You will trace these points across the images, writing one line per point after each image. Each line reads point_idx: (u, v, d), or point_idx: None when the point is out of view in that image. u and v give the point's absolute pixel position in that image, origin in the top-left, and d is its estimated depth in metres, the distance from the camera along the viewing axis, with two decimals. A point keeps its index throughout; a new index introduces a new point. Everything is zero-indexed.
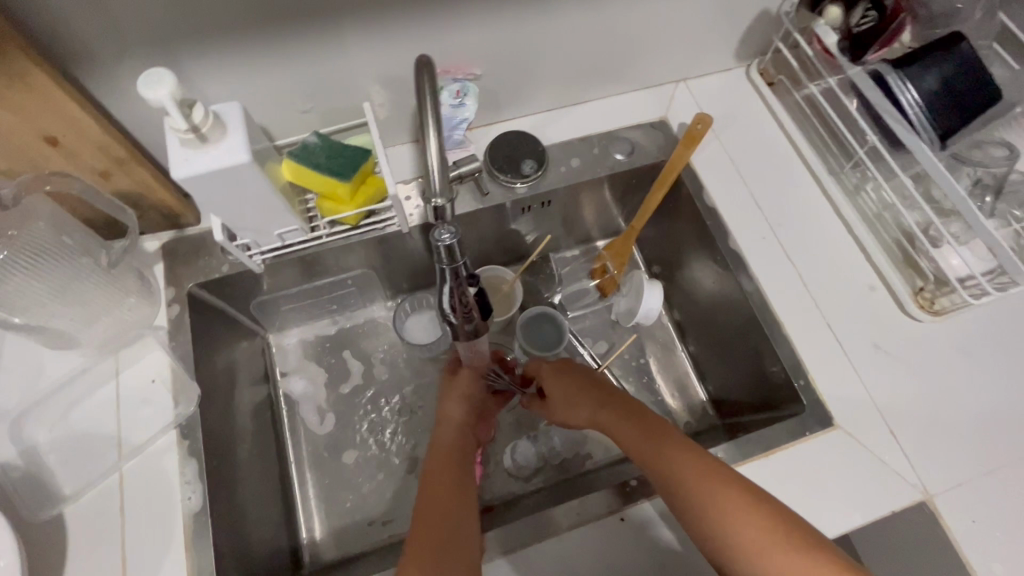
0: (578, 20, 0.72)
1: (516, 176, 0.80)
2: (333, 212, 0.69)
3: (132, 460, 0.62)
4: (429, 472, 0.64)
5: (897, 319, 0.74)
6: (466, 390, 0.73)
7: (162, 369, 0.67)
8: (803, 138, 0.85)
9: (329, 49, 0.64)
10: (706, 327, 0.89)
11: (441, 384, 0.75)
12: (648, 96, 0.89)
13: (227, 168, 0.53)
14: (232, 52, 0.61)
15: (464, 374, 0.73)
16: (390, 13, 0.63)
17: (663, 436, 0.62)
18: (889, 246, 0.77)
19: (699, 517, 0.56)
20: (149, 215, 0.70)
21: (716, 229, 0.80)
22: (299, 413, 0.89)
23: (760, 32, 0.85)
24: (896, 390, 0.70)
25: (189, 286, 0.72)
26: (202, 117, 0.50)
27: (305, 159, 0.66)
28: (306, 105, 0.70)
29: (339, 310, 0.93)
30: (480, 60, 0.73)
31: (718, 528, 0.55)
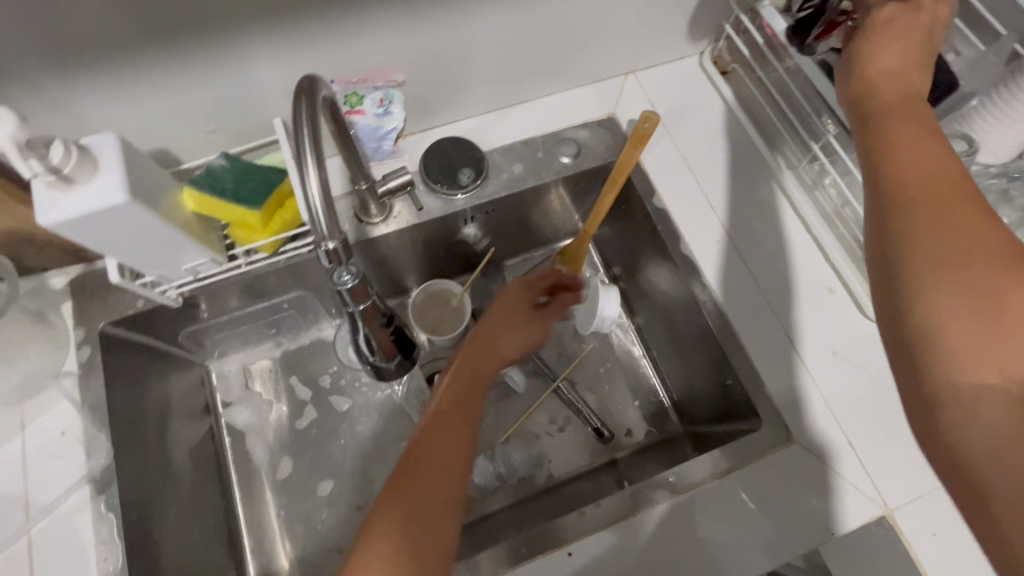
0: (506, 15, 0.66)
1: (454, 187, 0.75)
2: (248, 240, 0.64)
3: (41, 523, 0.58)
4: (436, 414, 0.66)
5: (857, 323, 0.71)
6: (526, 337, 0.78)
7: (72, 420, 0.62)
8: (759, 132, 0.80)
9: (226, 63, 0.58)
10: (666, 332, 0.84)
11: (514, 312, 0.78)
12: (594, 92, 0.83)
13: (103, 212, 0.47)
14: (112, 73, 0.54)
15: (540, 322, 0.79)
16: (289, 19, 0.56)
17: (997, 280, 0.39)
18: (849, 244, 0.73)
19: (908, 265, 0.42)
20: (48, 252, 0.64)
21: (668, 234, 0.76)
22: (245, 444, 0.84)
23: (709, 17, 0.79)
24: (856, 399, 0.67)
25: (101, 325, 0.66)
26: (63, 157, 0.45)
27: (209, 187, 0.60)
28: (211, 125, 0.64)
29: (281, 333, 0.88)
30: (403, 65, 0.67)
31: (914, 280, 0.41)
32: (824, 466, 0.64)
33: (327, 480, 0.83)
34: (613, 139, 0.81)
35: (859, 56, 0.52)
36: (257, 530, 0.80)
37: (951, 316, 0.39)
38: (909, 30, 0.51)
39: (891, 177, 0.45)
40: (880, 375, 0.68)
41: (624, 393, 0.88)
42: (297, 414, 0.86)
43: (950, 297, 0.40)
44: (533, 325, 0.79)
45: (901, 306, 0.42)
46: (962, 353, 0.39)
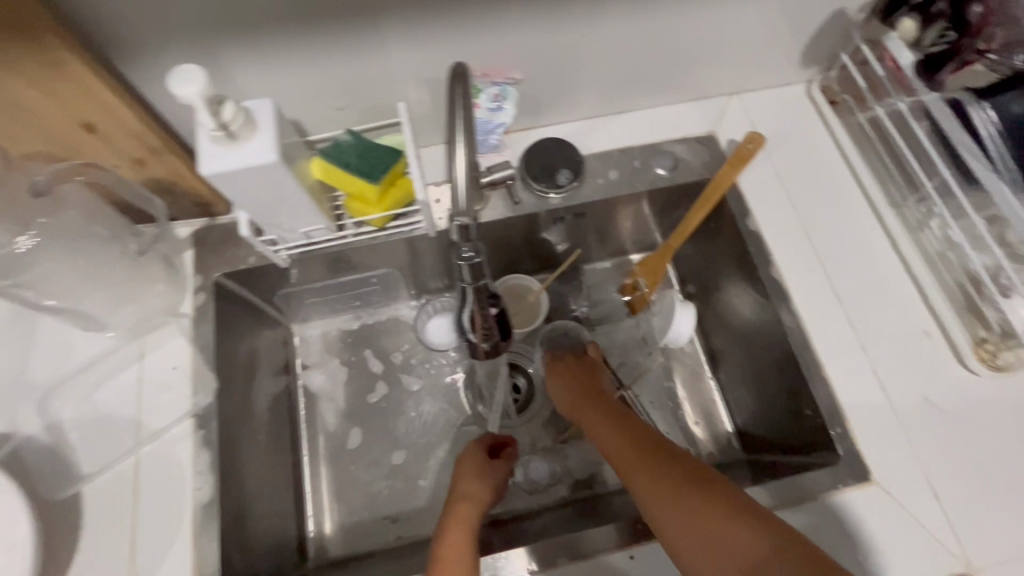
0: (628, 25, 0.68)
1: (550, 185, 0.77)
2: (361, 212, 0.68)
3: (148, 447, 0.63)
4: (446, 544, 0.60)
5: (952, 372, 0.68)
6: (491, 476, 0.70)
7: (183, 358, 0.67)
8: (864, 166, 0.78)
9: (368, 47, 0.63)
10: (740, 356, 0.83)
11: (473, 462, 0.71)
12: (696, 109, 0.84)
13: (255, 169, 0.52)
14: (270, 46, 0.60)
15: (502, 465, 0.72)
16: (431, 11, 0.60)
17: (678, 475, 0.57)
18: (951, 289, 0.70)
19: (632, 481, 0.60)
20: (182, 203, 0.70)
21: (759, 257, 0.75)
22: (316, 407, 0.89)
23: (826, 46, 0.78)
24: (943, 448, 0.65)
25: (216, 276, 0.71)
26: (231, 115, 0.50)
27: (335, 159, 0.65)
28: (341, 103, 0.69)
29: (362, 307, 0.93)
30: (522, 64, 0.70)
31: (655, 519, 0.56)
32: (904, 514, 0.62)
33: (387, 453, 0.86)
34: (710, 157, 0.82)
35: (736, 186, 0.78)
36: (318, 490, 0.84)
37: (675, 513, 0.54)
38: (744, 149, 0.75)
39: (617, 455, 0.64)
40: (973, 429, 0.65)
41: (687, 412, 0.88)
42: (368, 385, 0.90)
43: (678, 522, 0.54)
44: (497, 473, 0.71)
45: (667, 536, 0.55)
46: (725, 535, 0.51)
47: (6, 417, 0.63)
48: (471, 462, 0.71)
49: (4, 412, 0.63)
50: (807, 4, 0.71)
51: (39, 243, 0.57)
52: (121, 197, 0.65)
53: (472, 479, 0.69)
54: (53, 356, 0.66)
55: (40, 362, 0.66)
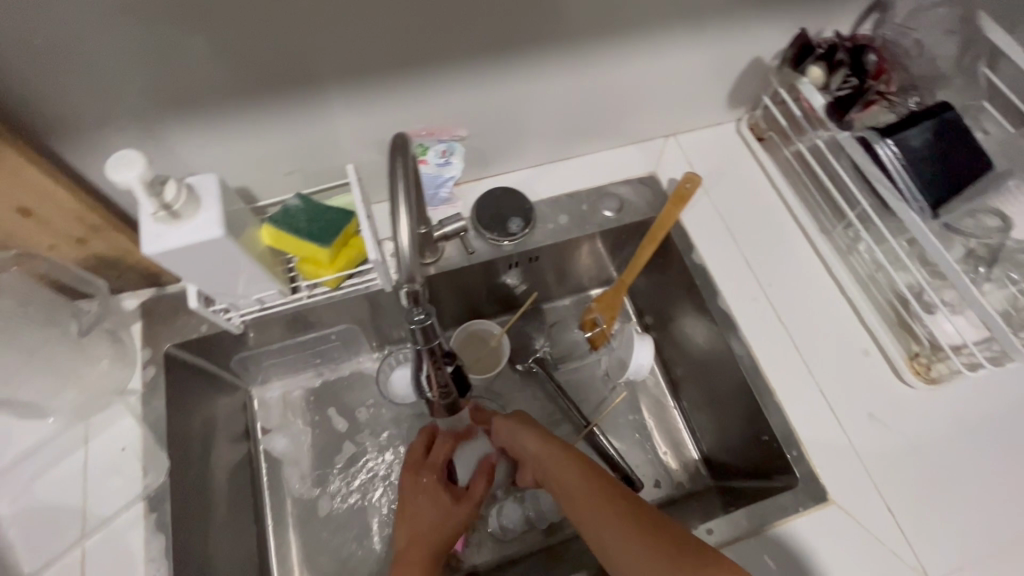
0: (564, 81, 0.72)
1: (503, 234, 0.79)
2: (313, 274, 0.68)
3: (96, 537, 0.60)
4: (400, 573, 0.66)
5: (892, 387, 0.72)
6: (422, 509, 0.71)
7: (133, 437, 0.65)
8: (794, 196, 0.84)
9: (313, 115, 0.64)
10: (700, 385, 0.86)
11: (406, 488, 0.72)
12: (637, 152, 0.89)
13: (199, 245, 0.52)
14: (213, 119, 0.60)
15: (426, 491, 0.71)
16: (373, 79, 0.63)
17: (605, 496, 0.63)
18: (883, 308, 0.75)
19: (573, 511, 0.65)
20: (127, 275, 0.68)
21: (706, 289, 0.78)
22: (280, 472, 0.86)
23: (749, 89, 0.84)
24: (891, 462, 0.68)
25: (166, 347, 0.69)
26: (174, 194, 0.50)
27: (285, 224, 0.65)
28: (290, 167, 0.70)
29: (324, 363, 0.91)
30: (467, 121, 0.73)
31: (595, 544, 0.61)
32: (863, 530, 0.64)
33: (356, 513, 0.84)
34: (653, 196, 0.86)
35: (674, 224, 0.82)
36: (285, 561, 0.81)
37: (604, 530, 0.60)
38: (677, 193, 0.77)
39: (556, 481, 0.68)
40: (917, 441, 0.69)
41: (653, 441, 0.89)
42: (333, 443, 0.88)
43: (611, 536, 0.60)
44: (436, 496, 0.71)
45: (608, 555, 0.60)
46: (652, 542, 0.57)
47: None
48: (418, 497, 0.72)
49: None
50: (727, 54, 0.76)
51: None
52: (63, 278, 0.63)
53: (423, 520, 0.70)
54: None
55: None
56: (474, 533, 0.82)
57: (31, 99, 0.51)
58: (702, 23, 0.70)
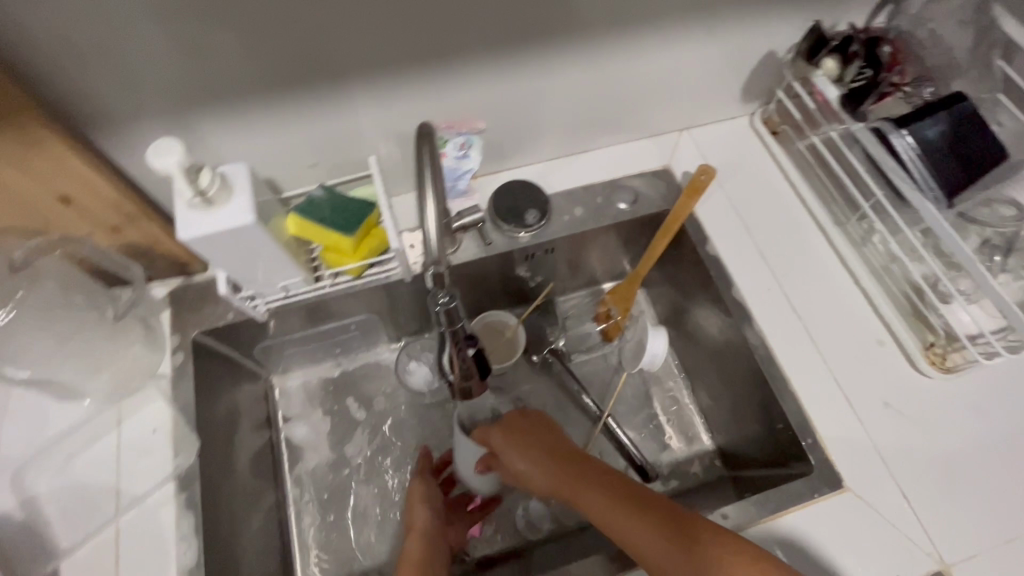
0: (580, 75, 0.74)
1: (520, 226, 0.80)
2: (337, 262, 0.70)
3: (129, 514, 0.62)
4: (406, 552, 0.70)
5: (907, 377, 0.72)
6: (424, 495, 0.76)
7: (163, 419, 0.67)
8: (808, 189, 0.85)
9: (337, 108, 0.66)
10: (714, 376, 0.86)
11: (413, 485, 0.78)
12: (651, 145, 0.90)
13: (230, 231, 0.54)
14: (242, 111, 0.62)
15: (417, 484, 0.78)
16: (395, 73, 0.65)
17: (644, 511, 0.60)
18: (898, 298, 0.75)
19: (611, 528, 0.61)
20: (158, 264, 0.71)
21: (720, 280, 0.79)
22: (300, 459, 0.87)
23: (762, 82, 0.85)
24: (907, 450, 0.68)
25: (194, 334, 0.72)
26: (208, 181, 0.52)
27: (310, 214, 0.67)
28: (314, 159, 0.72)
29: (343, 353, 0.93)
30: (485, 114, 0.75)
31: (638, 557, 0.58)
32: (878, 516, 0.65)
33: (374, 500, 0.85)
34: (668, 189, 0.87)
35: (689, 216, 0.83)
36: (305, 546, 0.82)
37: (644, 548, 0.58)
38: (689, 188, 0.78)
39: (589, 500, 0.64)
40: (932, 429, 0.69)
41: (666, 431, 0.90)
42: (351, 432, 0.89)
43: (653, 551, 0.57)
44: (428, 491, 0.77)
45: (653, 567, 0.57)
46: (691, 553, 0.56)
47: None
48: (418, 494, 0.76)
49: None
50: (740, 48, 0.77)
51: (16, 317, 0.57)
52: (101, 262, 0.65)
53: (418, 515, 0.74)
54: (28, 427, 0.65)
55: (15, 433, 0.65)
56: (491, 521, 0.84)
57: (74, 92, 0.54)
58: (716, 17, 0.71)
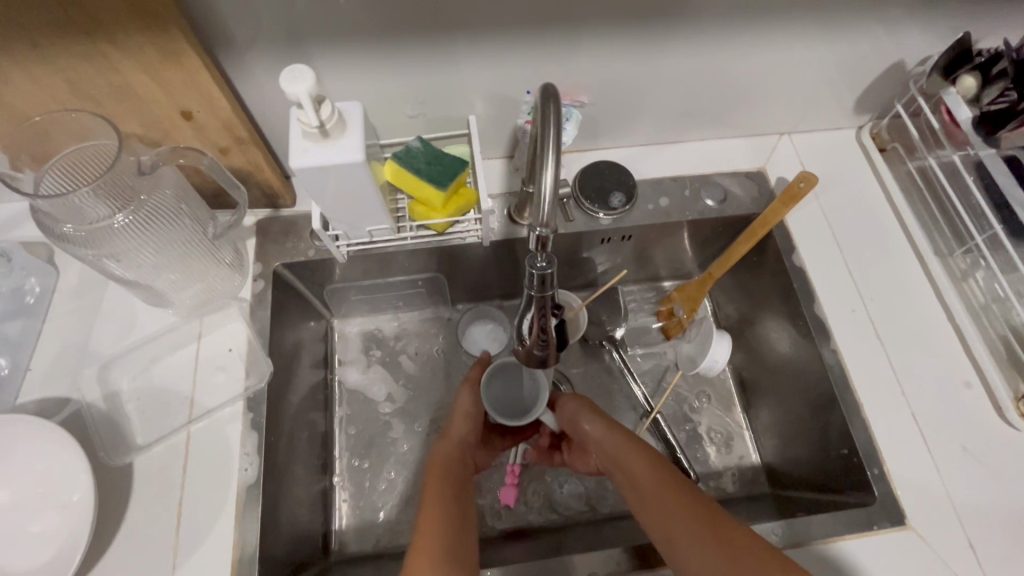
0: (694, 64, 0.71)
1: (603, 207, 0.79)
2: (424, 217, 0.71)
3: (200, 423, 0.65)
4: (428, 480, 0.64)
5: (992, 424, 0.68)
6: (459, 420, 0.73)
7: (240, 341, 0.70)
8: (910, 212, 0.80)
9: (448, 63, 0.66)
10: (773, 390, 0.83)
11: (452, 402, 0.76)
12: (746, 145, 0.87)
13: (340, 166, 0.55)
14: (359, 53, 0.63)
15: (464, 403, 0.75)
16: (513, 34, 0.64)
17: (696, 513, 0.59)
18: (994, 341, 0.71)
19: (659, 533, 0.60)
20: (252, 192, 0.73)
21: (803, 293, 0.76)
22: (348, 402, 0.89)
23: (881, 96, 0.81)
24: (979, 499, 0.65)
25: (275, 265, 0.74)
26: (328, 114, 0.53)
27: (406, 163, 0.68)
28: (414, 111, 0.72)
29: (403, 308, 0.94)
30: (590, 89, 0.73)
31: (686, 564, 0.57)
32: (938, 560, 0.62)
33: (414, 453, 0.86)
34: (759, 192, 0.83)
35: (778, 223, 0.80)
36: (342, 486, 0.84)
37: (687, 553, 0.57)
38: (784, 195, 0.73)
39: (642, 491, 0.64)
40: (1011, 485, 0.65)
41: (710, 436, 0.87)
42: (400, 385, 0.90)
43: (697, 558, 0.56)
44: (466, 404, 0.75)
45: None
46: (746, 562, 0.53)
47: (68, 383, 0.65)
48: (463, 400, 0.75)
49: (66, 379, 0.65)
50: (867, 57, 0.73)
51: (132, 222, 0.58)
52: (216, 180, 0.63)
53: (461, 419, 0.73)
54: (119, 327, 0.69)
55: (105, 331, 0.69)
56: (525, 493, 0.83)
57: (211, 12, 0.55)
58: (852, 19, 0.67)
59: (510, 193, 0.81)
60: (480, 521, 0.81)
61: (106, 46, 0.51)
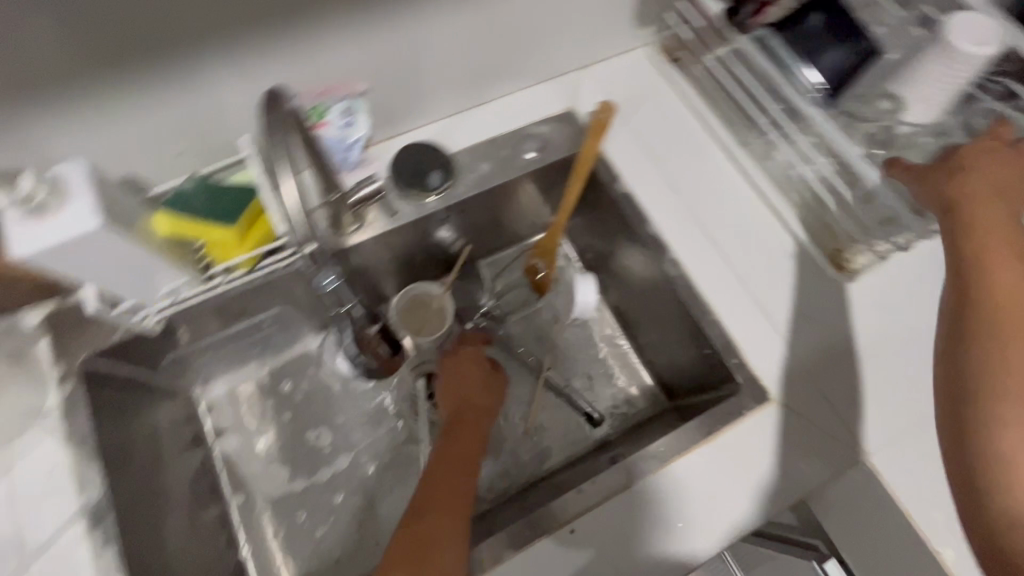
0: (457, 18, 0.68)
1: (425, 190, 0.77)
2: (225, 258, 0.65)
3: (39, 562, 0.57)
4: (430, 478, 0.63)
5: (821, 282, 0.74)
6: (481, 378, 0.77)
7: (59, 457, 0.61)
8: (711, 113, 0.84)
9: (185, 91, 0.59)
10: (645, 312, 0.86)
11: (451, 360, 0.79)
12: (550, 89, 0.86)
13: (76, 237, 0.48)
14: (71, 108, 0.55)
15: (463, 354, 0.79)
16: (235, 43, 0.57)
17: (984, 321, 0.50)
18: (802, 207, 0.77)
19: (971, 400, 0.48)
20: (21, 291, 0.63)
21: (636, 218, 0.79)
22: (240, 469, 0.83)
23: (653, 9, 0.83)
24: (823, 353, 0.71)
25: (81, 359, 0.66)
26: (34, 184, 0.47)
27: (185, 207, 0.62)
28: (179, 148, 0.65)
29: (266, 352, 0.87)
30: (362, 75, 0.69)
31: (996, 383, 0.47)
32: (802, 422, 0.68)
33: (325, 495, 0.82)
34: (575, 133, 0.84)
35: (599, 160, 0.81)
36: (256, 557, 0.79)
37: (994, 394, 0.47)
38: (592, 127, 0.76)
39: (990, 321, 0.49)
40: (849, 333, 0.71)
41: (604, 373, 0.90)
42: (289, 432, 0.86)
43: (1010, 420, 0.46)
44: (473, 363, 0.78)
45: (969, 457, 0.47)
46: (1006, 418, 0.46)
47: None
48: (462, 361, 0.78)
49: None
50: None
51: None
52: None
53: (469, 381, 0.76)
54: None
55: None
56: None
57: None
58: None
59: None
60: None
61: None
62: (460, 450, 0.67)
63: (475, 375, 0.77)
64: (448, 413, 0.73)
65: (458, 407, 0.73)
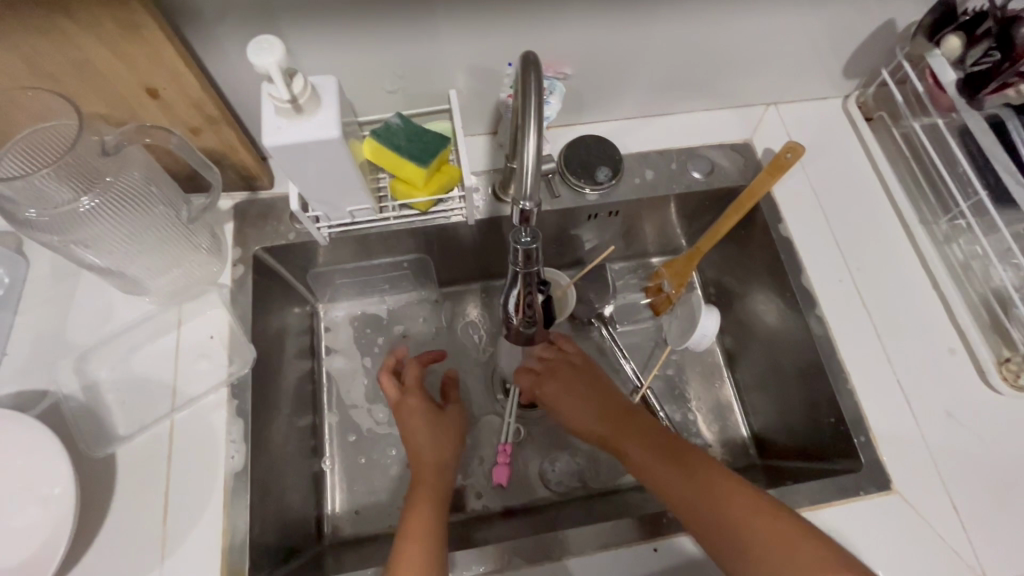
0: (681, 28, 0.69)
1: (589, 181, 0.78)
2: (406, 195, 0.70)
3: (184, 412, 0.64)
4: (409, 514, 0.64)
5: (973, 387, 0.70)
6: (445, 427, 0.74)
7: (221, 327, 0.69)
8: (896, 180, 0.80)
9: (423, 39, 0.64)
10: (764, 362, 0.82)
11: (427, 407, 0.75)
12: (732, 117, 0.85)
13: (314, 142, 0.53)
14: (332, 32, 0.61)
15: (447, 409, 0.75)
16: (485, 6, 0.62)
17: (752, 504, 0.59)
18: (975, 303, 0.72)
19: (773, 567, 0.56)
20: (228, 174, 0.71)
21: (790, 265, 0.76)
22: (342, 388, 0.83)
23: (868, 62, 0.80)
24: (962, 459, 0.66)
25: (256, 249, 0.72)
26: (301, 88, 0.51)
27: (386, 139, 0.66)
28: (394, 86, 0.70)
29: (391, 291, 0.88)
30: (572, 60, 0.71)
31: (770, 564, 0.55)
32: (925, 523, 0.63)
33: None
34: (746, 165, 0.83)
35: (766, 197, 0.80)
36: (334, 472, 0.79)
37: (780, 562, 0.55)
38: (766, 174, 0.72)
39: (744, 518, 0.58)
40: (993, 446, 0.67)
41: (699, 409, 0.85)
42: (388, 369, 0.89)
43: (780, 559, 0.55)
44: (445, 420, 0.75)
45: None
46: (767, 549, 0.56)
47: (45, 374, 0.64)
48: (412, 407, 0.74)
49: (44, 370, 0.64)
50: (852, 23, 0.72)
51: (101, 204, 0.56)
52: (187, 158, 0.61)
53: (448, 448, 0.72)
54: (95, 316, 0.67)
55: (81, 322, 0.67)
56: (518, 471, 0.82)
57: None
58: None
59: (494, 170, 0.80)
60: (468, 501, 0.80)
61: (60, 17, 0.48)
62: (427, 497, 0.67)
63: (434, 430, 0.73)
64: (416, 454, 0.71)
65: (421, 476, 0.69)
